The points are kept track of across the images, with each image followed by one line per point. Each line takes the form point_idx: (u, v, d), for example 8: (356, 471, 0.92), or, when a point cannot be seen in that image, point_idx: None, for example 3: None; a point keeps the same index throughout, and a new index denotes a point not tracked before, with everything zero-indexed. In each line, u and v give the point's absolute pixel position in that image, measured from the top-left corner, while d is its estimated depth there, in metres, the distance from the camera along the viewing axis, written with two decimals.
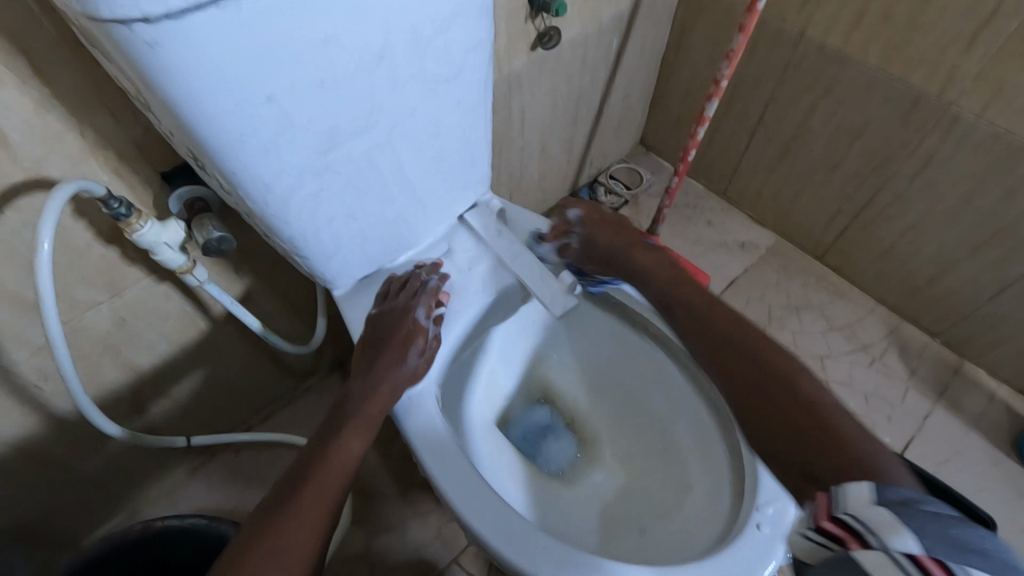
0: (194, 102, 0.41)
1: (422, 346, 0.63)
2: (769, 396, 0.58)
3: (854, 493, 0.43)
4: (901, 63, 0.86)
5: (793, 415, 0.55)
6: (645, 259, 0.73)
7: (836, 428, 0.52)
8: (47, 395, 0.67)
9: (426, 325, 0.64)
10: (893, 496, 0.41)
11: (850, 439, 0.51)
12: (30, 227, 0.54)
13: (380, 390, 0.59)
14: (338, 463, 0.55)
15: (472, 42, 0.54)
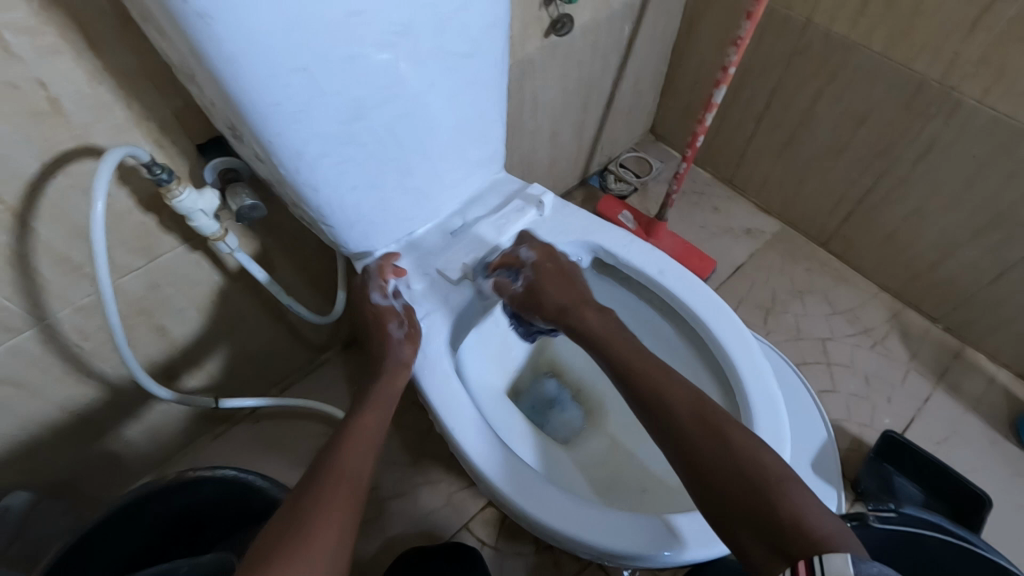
0: (235, 70, 0.45)
1: (397, 321, 0.65)
2: (715, 457, 0.51)
3: (834, 561, 0.40)
4: (905, 50, 0.88)
5: (739, 482, 0.49)
6: (595, 320, 0.66)
7: (796, 496, 0.47)
8: (87, 355, 0.72)
9: (389, 302, 0.66)
10: (872, 568, 0.39)
11: (810, 508, 0.46)
12: (78, 191, 0.58)
13: (387, 374, 0.62)
14: (365, 434, 0.57)
15: (489, 22, 0.57)
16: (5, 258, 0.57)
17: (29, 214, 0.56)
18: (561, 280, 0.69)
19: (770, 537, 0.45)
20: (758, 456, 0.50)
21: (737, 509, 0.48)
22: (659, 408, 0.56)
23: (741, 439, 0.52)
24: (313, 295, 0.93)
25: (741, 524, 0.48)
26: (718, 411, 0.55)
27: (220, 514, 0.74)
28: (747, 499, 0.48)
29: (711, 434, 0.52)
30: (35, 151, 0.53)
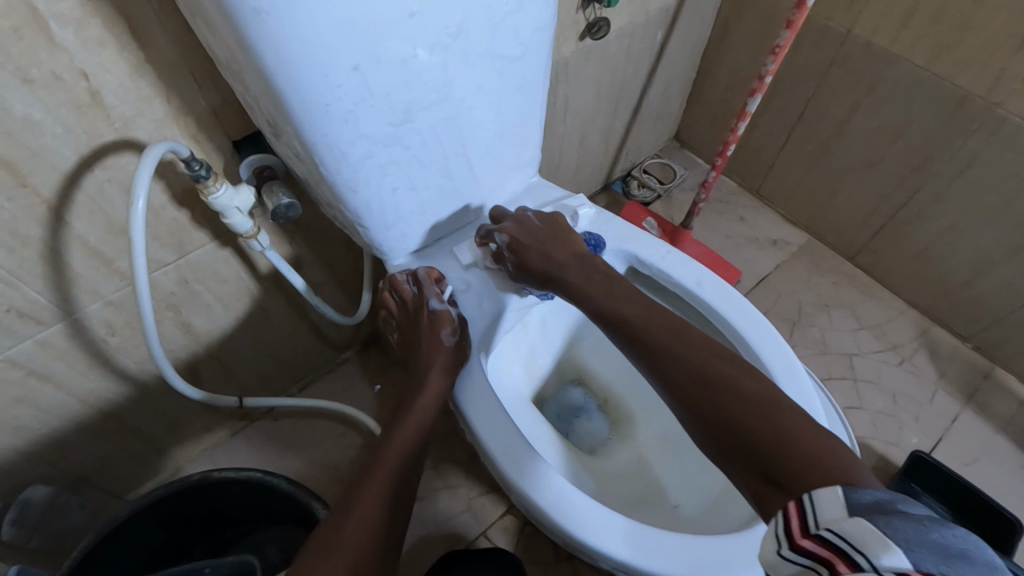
0: (288, 68, 0.44)
1: (450, 328, 0.64)
2: (698, 388, 0.49)
3: (824, 496, 0.37)
4: (948, 64, 0.86)
5: (726, 413, 0.46)
6: (578, 274, 0.63)
7: (786, 418, 0.44)
8: (113, 350, 0.71)
9: (444, 308, 0.65)
10: (865, 500, 0.36)
11: (804, 426, 0.43)
12: (114, 185, 0.57)
13: (428, 385, 0.62)
14: (400, 447, 0.58)
15: (538, 25, 0.56)
16: (39, 251, 0.57)
17: (65, 207, 0.56)
18: (546, 239, 0.66)
19: (762, 469, 0.43)
20: (742, 384, 0.48)
21: (729, 442, 0.45)
22: (649, 350, 0.54)
23: (724, 369, 0.49)
24: (337, 295, 0.93)
25: (735, 462, 0.45)
26: (704, 347, 0.52)
27: (246, 515, 0.74)
28: (737, 430, 0.45)
29: (694, 376, 0.50)
30: (74, 143, 0.52)
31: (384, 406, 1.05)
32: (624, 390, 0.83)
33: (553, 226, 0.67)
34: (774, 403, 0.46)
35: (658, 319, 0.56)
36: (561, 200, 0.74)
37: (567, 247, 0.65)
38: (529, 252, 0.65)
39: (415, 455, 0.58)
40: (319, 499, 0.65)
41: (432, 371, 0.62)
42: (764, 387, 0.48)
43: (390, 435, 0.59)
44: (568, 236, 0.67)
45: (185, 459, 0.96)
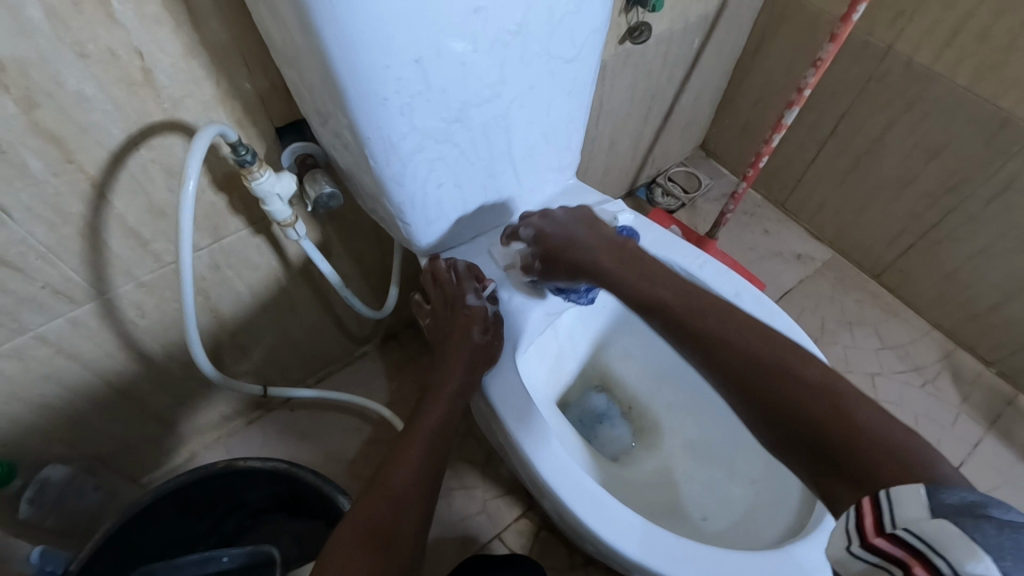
0: (352, 57, 0.43)
1: (481, 326, 0.63)
2: (755, 376, 0.49)
3: (901, 494, 0.36)
4: (993, 85, 0.85)
5: (793, 407, 0.46)
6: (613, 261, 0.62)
7: (850, 410, 0.44)
8: (140, 332, 0.71)
9: (479, 304, 0.65)
10: (950, 502, 0.34)
11: (869, 418, 0.43)
12: (158, 166, 0.57)
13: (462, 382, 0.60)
14: (422, 437, 0.57)
15: (594, 27, 0.56)
16: (78, 228, 0.56)
17: (107, 185, 0.55)
18: (575, 229, 0.65)
19: (835, 462, 0.43)
20: (807, 375, 0.48)
21: (798, 437, 0.45)
22: (699, 339, 0.54)
23: (790, 362, 0.49)
24: (362, 288, 0.92)
25: (805, 455, 0.45)
26: (758, 336, 0.52)
27: (267, 504, 0.74)
28: (805, 423, 0.45)
29: (756, 369, 0.49)
30: (122, 122, 0.52)
31: (401, 402, 1.04)
32: (649, 398, 0.82)
33: (585, 218, 0.67)
34: (836, 393, 0.46)
35: (711, 307, 0.56)
36: (601, 205, 0.74)
37: (600, 240, 0.65)
38: (557, 245, 0.64)
39: (438, 443, 0.57)
40: (345, 493, 0.65)
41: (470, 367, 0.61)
42: (829, 379, 0.47)
43: (414, 423, 0.58)
44: (599, 229, 0.66)
45: (199, 446, 0.95)
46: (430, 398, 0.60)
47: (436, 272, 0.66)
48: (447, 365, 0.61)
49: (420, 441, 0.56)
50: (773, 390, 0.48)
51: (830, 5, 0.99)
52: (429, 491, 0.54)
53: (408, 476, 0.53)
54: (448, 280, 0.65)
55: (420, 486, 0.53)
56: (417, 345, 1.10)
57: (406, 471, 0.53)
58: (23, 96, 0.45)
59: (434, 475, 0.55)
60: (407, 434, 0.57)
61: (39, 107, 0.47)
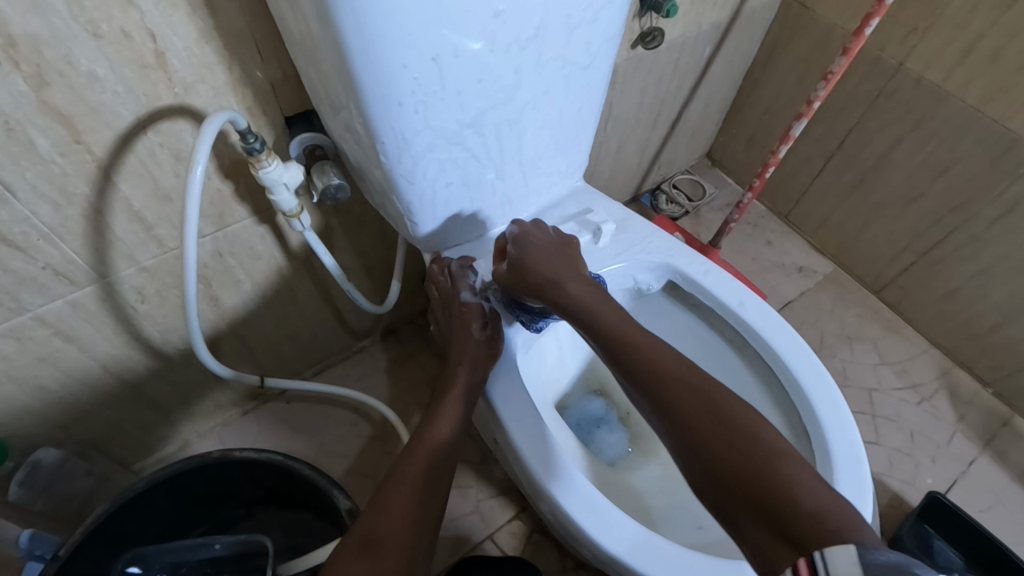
0: (370, 51, 0.43)
1: (480, 321, 0.63)
2: (703, 419, 0.47)
3: (840, 555, 0.35)
4: (1002, 107, 0.85)
5: (736, 458, 0.44)
6: (587, 285, 0.60)
7: (788, 471, 0.43)
8: (140, 317, 0.70)
9: (475, 301, 0.65)
10: (881, 560, 0.34)
11: (806, 483, 0.42)
12: (165, 150, 0.56)
13: (457, 378, 0.60)
14: (426, 455, 0.54)
15: (611, 35, 0.56)
16: (83, 209, 0.56)
17: (114, 168, 0.54)
18: (554, 251, 0.63)
19: (775, 523, 0.41)
20: (757, 431, 0.46)
21: (734, 491, 0.43)
22: (644, 375, 0.52)
23: (741, 412, 0.48)
24: (364, 282, 0.91)
25: (740, 509, 0.43)
26: (711, 381, 0.50)
27: (261, 495, 0.73)
28: (743, 477, 0.43)
29: (704, 414, 0.48)
30: (133, 103, 0.51)
31: (398, 398, 1.04)
32: None
33: (561, 244, 0.64)
34: (776, 453, 0.44)
35: (661, 345, 0.54)
36: (595, 211, 0.73)
37: (570, 265, 0.62)
38: (532, 266, 0.61)
39: (443, 461, 0.55)
40: (340, 487, 0.64)
41: (463, 358, 0.61)
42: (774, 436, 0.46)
43: (416, 441, 0.56)
44: (572, 259, 0.63)
45: (194, 435, 0.95)
46: (434, 417, 0.58)
47: (433, 275, 0.67)
48: (450, 373, 0.61)
49: (424, 457, 0.54)
50: (713, 437, 0.46)
51: (842, 19, 1.00)
52: (434, 513, 0.51)
53: (414, 492, 0.51)
54: (444, 282, 0.66)
55: (427, 503, 0.51)
56: (417, 341, 1.10)
57: (411, 488, 0.51)
58: (34, 73, 0.45)
59: (437, 494, 0.53)
60: (407, 452, 0.55)
61: (49, 86, 0.46)
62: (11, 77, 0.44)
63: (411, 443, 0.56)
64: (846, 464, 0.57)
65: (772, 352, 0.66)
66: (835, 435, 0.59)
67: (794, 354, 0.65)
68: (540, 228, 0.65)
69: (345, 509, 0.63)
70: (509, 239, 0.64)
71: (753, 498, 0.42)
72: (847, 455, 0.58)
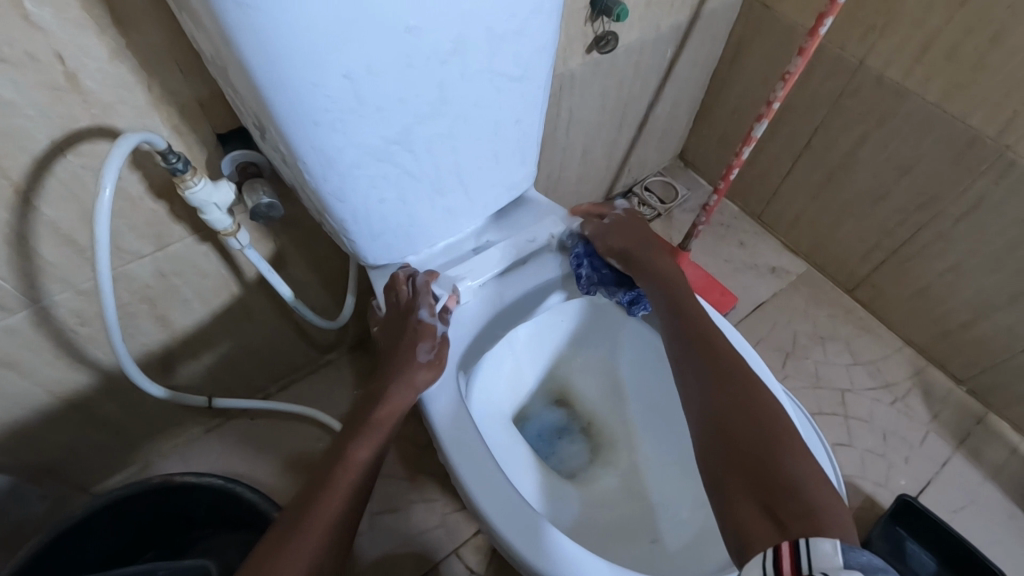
0: (276, 69, 0.42)
1: (430, 344, 0.61)
2: (737, 402, 0.51)
3: (822, 546, 0.39)
4: (961, 103, 0.84)
5: (755, 434, 0.48)
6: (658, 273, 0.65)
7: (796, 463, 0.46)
8: (81, 341, 0.69)
9: (432, 322, 0.62)
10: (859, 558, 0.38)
11: (809, 479, 0.45)
12: (89, 173, 0.55)
13: (392, 398, 0.57)
14: (348, 479, 0.51)
15: (541, 45, 0.55)
16: (5, 235, 0.54)
17: (36, 191, 0.53)
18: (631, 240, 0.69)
19: (764, 494, 0.44)
20: (782, 426, 0.49)
21: (741, 457, 0.47)
22: (703, 356, 0.56)
23: (775, 410, 0.51)
24: (322, 296, 0.90)
25: (735, 475, 0.47)
26: (754, 379, 0.54)
27: (209, 516, 0.71)
28: (755, 451, 0.47)
29: (742, 395, 0.52)
30: (48, 126, 0.50)
31: None
32: (610, 415, 0.80)
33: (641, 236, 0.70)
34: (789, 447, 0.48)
35: (719, 339, 0.58)
36: (542, 223, 0.72)
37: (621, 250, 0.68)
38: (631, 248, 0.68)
39: (365, 484, 0.52)
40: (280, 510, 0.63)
41: (404, 376, 0.58)
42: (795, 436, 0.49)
43: (339, 459, 0.52)
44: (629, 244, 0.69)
45: (155, 455, 0.93)
46: (362, 432, 0.54)
47: (393, 283, 0.64)
48: (386, 388, 0.57)
49: (344, 482, 0.51)
50: (742, 420, 0.50)
51: (802, 17, 0.99)
52: (346, 541, 0.50)
53: (329, 524, 0.48)
54: (405, 292, 0.63)
55: (339, 535, 0.49)
56: None
57: (326, 516, 0.48)
58: None
59: (352, 522, 0.51)
60: (327, 473, 0.51)
61: None
62: None
63: (334, 460, 0.52)
64: None
65: None
66: None
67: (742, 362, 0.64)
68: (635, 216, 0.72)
69: None
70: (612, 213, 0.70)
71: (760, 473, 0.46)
72: None
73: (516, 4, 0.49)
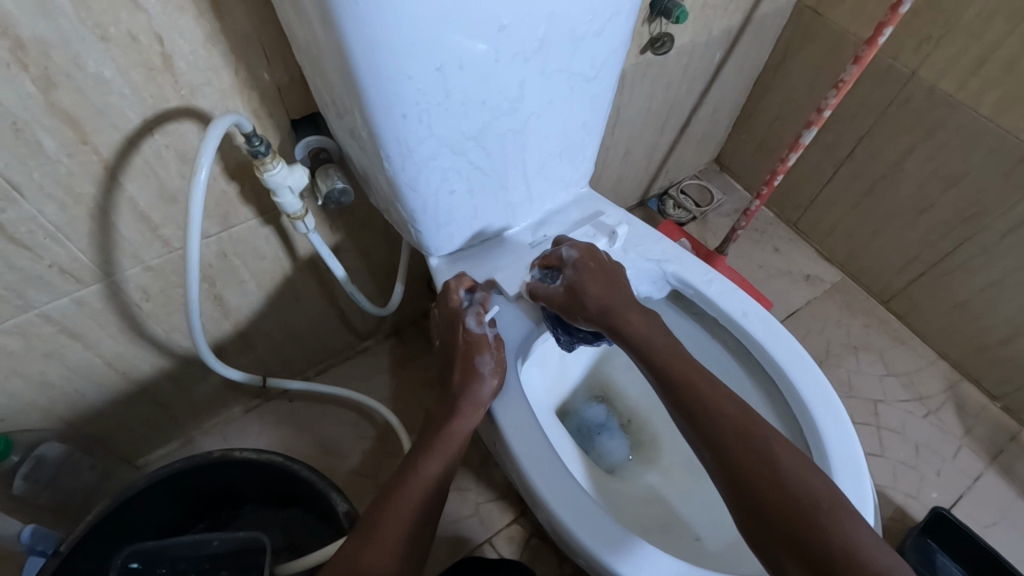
0: (375, 60, 0.43)
1: (489, 355, 0.61)
2: (755, 464, 0.48)
3: None
4: (1016, 118, 0.84)
5: (786, 502, 0.46)
6: (641, 323, 0.59)
7: (840, 517, 0.44)
8: (144, 316, 0.70)
9: (482, 331, 0.62)
10: None
11: (860, 535, 0.43)
12: (171, 152, 0.56)
13: (460, 412, 0.58)
14: (416, 487, 0.54)
15: (615, 46, 0.55)
16: (89, 210, 0.56)
17: (120, 167, 0.55)
18: (604, 283, 0.61)
19: (821, 571, 0.42)
20: (810, 479, 0.47)
21: (784, 533, 0.45)
22: (702, 414, 0.52)
23: (793, 459, 0.48)
24: (368, 284, 0.91)
25: (787, 555, 0.44)
26: (766, 425, 0.51)
27: (256, 493, 0.74)
28: (795, 524, 0.44)
29: (760, 456, 0.48)
30: (139, 105, 0.51)
31: (398, 400, 1.04)
32: (650, 413, 0.82)
33: (613, 272, 0.63)
34: (825, 501, 0.45)
35: (716, 386, 0.54)
36: (598, 218, 0.72)
37: (608, 291, 0.61)
38: (591, 294, 0.60)
39: (433, 495, 0.55)
40: (338, 490, 0.65)
41: (466, 392, 0.59)
42: (828, 485, 0.47)
43: (408, 472, 0.56)
44: (620, 290, 0.62)
45: (196, 432, 0.95)
46: (431, 446, 0.57)
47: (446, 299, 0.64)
48: (453, 405, 0.59)
49: (412, 491, 0.54)
50: (771, 489, 0.47)
51: (855, 26, 0.98)
52: (417, 550, 0.52)
53: (399, 530, 0.51)
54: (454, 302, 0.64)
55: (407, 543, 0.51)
56: (420, 343, 1.10)
57: (396, 523, 0.51)
58: (42, 75, 0.45)
59: (421, 528, 0.53)
60: (397, 484, 0.55)
61: (56, 88, 0.46)
62: (20, 78, 0.44)
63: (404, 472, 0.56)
64: (849, 488, 0.56)
65: (774, 366, 0.66)
66: (835, 449, 0.59)
67: (789, 366, 0.65)
68: (595, 251, 0.64)
69: (343, 511, 0.64)
70: (565, 259, 0.63)
71: (808, 547, 0.43)
72: (844, 469, 0.58)
73: (600, 4, 0.50)
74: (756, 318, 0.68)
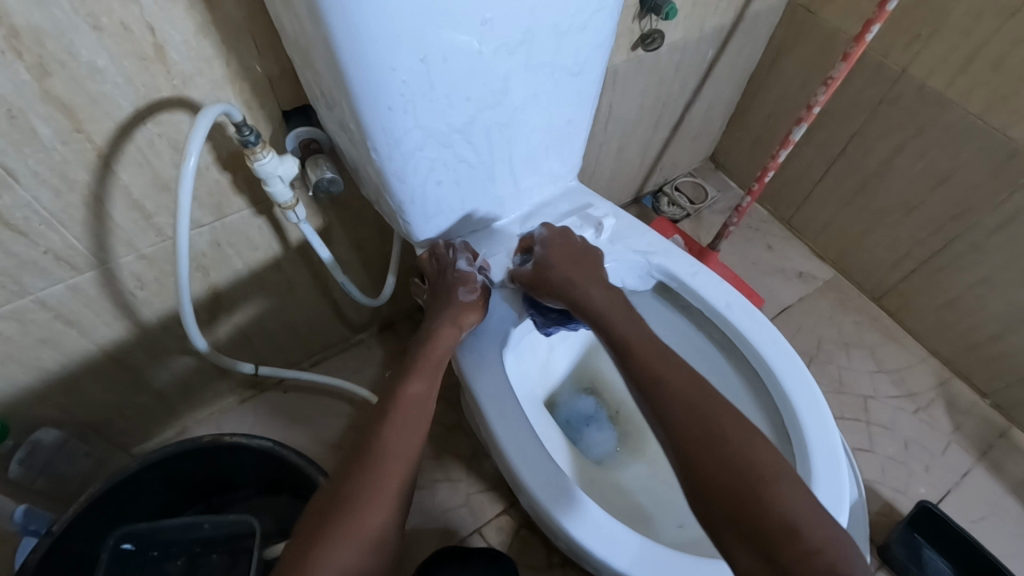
0: (360, 51, 0.44)
1: (470, 286, 0.64)
2: (705, 439, 0.49)
3: None
4: (1004, 115, 0.85)
5: (733, 477, 0.47)
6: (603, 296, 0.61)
7: (780, 494, 0.46)
8: (138, 304, 0.72)
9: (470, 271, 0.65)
10: None
11: (800, 512, 0.45)
12: (164, 141, 0.58)
13: (438, 336, 0.60)
14: (407, 409, 0.54)
15: (600, 40, 0.56)
16: (83, 197, 0.57)
17: (114, 156, 0.56)
18: (571, 261, 0.64)
19: (762, 546, 0.44)
20: (757, 455, 0.49)
21: (727, 508, 0.46)
22: (656, 390, 0.53)
23: (742, 436, 0.50)
24: (361, 276, 0.92)
25: (729, 530, 0.46)
26: (716, 400, 0.52)
27: (253, 479, 0.76)
28: (738, 500, 0.46)
29: (710, 432, 0.50)
30: (132, 94, 0.53)
31: None
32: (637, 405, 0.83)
33: (583, 252, 0.65)
34: (767, 478, 0.47)
35: (672, 362, 0.55)
36: (585, 210, 0.73)
37: (576, 267, 0.63)
38: (555, 269, 0.63)
39: (423, 414, 0.55)
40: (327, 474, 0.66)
41: (448, 320, 0.61)
42: (773, 460, 0.49)
43: (394, 396, 0.56)
44: (591, 267, 0.64)
45: (191, 421, 0.96)
46: (412, 370, 0.58)
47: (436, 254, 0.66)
48: (433, 332, 0.61)
49: (405, 412, 0.54)
50: (719, 464, 0.48)
51: (846, 24, 0.99)
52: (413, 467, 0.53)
53: (396, 452, 0.51)
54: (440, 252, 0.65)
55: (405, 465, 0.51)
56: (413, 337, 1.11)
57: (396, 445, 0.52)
58: (36, 63, 0.46)
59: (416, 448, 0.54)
60: (385, 410, 0.54)
61: (51, 76, 0.48)
62: (16, 66, 0.46)
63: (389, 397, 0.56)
64: (827, 473, 0.58)
65: (756, 356, 0.66)
66: (814, 435, 0.60)
67: (772, 355, 0.65)
68: (568, 233, 0.67)
69: None
70: (536, 239, 0.66)
71: (749, 523, 0.45)
72: (821, 455, 0.59)
73: None
74: (739, 308, 0.69)
